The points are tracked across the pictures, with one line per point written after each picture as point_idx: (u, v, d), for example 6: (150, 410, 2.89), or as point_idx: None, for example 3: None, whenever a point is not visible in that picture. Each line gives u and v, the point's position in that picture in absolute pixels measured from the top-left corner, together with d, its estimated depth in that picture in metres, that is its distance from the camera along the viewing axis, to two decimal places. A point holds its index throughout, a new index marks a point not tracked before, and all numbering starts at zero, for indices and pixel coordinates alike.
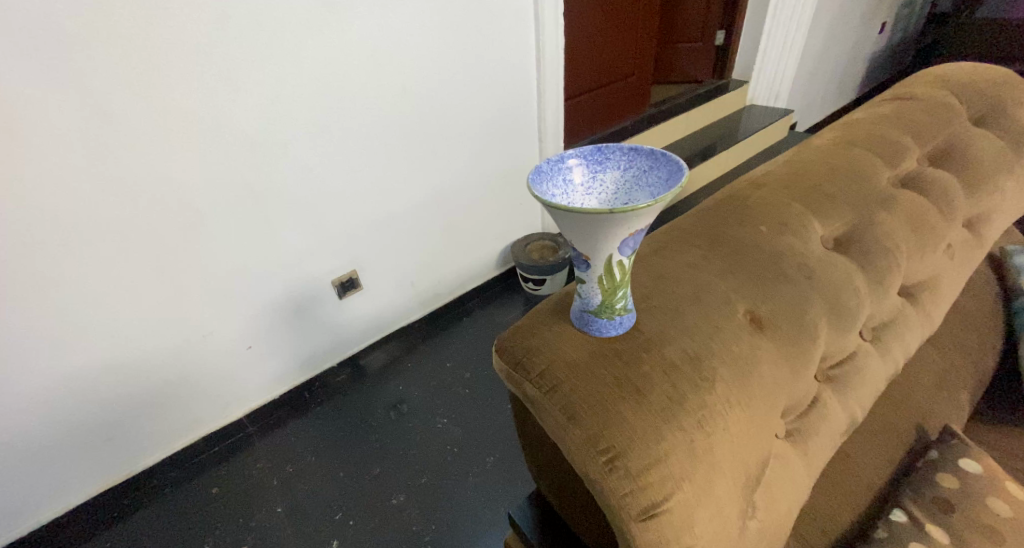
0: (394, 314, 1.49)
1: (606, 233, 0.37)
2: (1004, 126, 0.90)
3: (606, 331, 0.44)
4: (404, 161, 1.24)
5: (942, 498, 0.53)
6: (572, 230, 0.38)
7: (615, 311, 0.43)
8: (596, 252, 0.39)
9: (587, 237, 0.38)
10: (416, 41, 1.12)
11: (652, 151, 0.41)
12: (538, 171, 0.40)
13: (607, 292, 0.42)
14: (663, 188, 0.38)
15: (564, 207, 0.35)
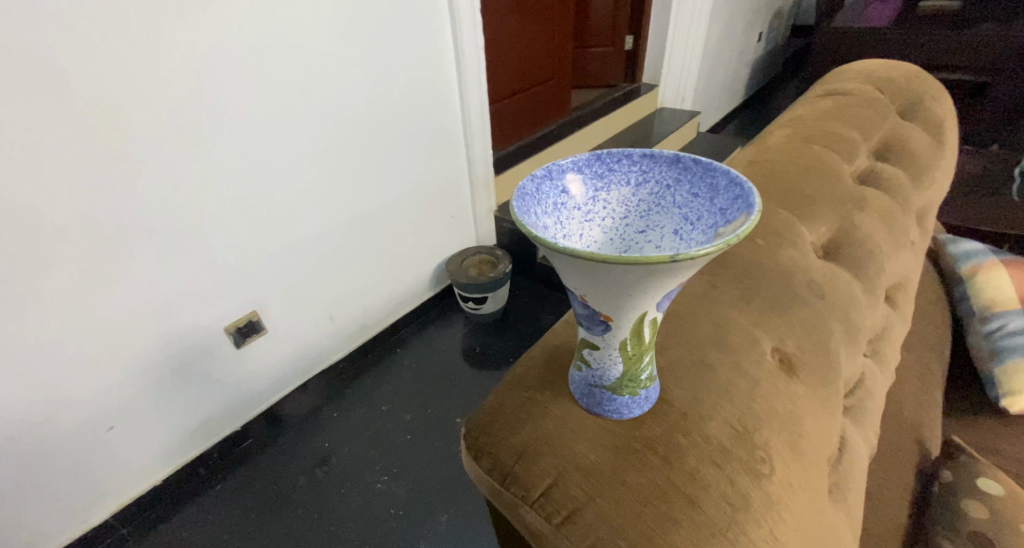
0: (312, 356, 1.25)
1: (647, 286, 0.24)
2: (924, 118, 0.92)
3: (629, 412, 0.31)
4: (308, 178, 1.03)
5: (979, 532, 0.47)
6: (590, 284, 0.25)
7: (641, 384, 0.30)
8: (624, 313, 0.26)
9: (614, 294, 0.25)
10: (312, 34, 0.92)
11: (678, 157, 0.28)
12: (521, 193, 0.27)
13: (629, 360, 0.29)
14: (710, 211, 0.26)
15: (592, 255, 0.21)
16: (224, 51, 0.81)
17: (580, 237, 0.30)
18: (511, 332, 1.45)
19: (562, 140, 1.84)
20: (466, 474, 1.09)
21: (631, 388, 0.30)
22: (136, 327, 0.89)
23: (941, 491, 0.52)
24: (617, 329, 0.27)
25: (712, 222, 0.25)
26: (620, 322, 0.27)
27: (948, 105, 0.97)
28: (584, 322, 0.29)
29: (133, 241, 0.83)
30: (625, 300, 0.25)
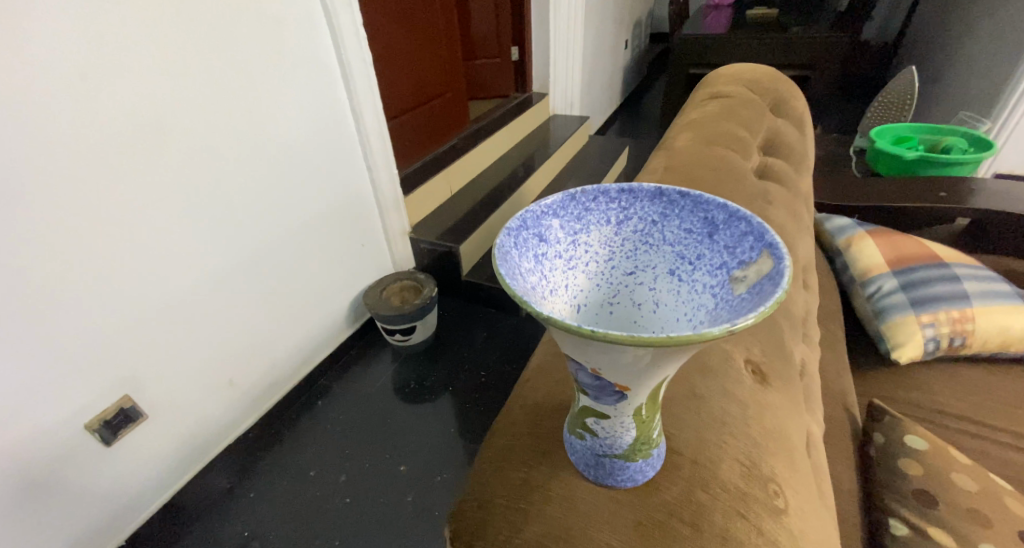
0: (214, 431, 1.06)
1: (676, 354, 0.21)
2: (790, 113, 1.04)
3: (643, 477, 0.28)
4: (177, 226, 0.86)
5: (921, 489, 0.51)
6: (607, 360, 0.21)
7: (652, 444, 0.27)
8: (643, 381, 0.23)
9: (636, 367, 0.21)
10: (160, 55, 0.77)
11: (660, 190, 0.27)
12: (502, 252, 0.22)
13: (643, 423, 0.26)
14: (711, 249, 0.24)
15: (623, 337, 0.17)
16: (35, 79, 0.64)
17: (566, 287, 0.27)
18: (444, 359, 1.37)
19: (465, 154, 1.79)
20: (421, 528, 0.99)
21: (643, 448, 0.27)
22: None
23: (879, 454, 0.57)
24: (632, 397, 0.24)
25: (717, 262, 0.24)
26: (637, 391, 0.24)
27: (804, 100, 1.10)
28: (590, 392, 0.25)
29: None
30: (646, 371, 0.22)
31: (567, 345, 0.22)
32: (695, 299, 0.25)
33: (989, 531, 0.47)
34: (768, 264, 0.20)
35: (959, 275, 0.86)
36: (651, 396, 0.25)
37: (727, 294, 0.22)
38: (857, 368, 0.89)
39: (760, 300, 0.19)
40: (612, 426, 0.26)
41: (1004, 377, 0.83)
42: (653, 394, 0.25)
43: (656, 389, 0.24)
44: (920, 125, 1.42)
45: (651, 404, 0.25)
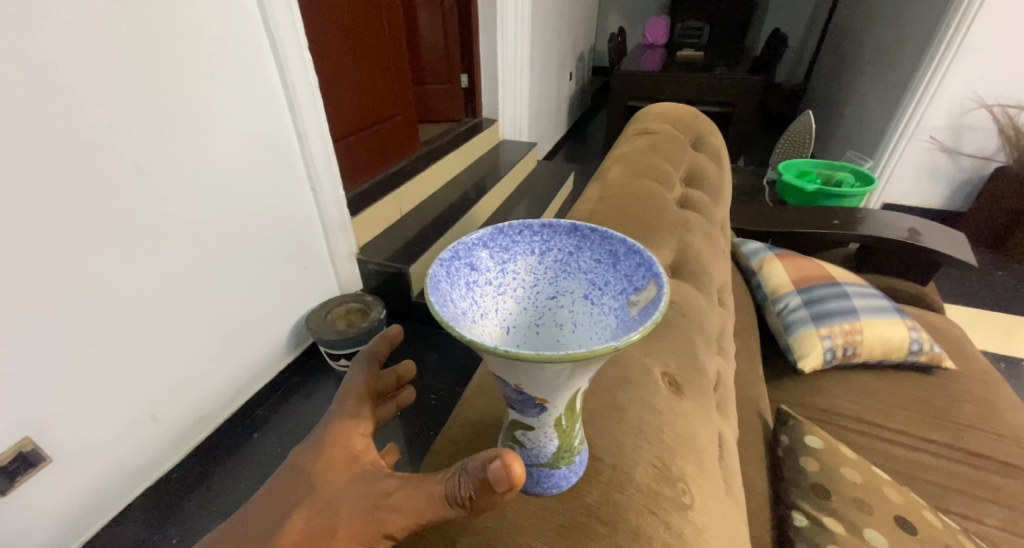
0: (135, 470, 0.98)
1: (582, 369, 0.24)
2: (710, 147, 1.16)
3: (567, 482, 0.31)
4: (96, 250, 0.82)
5: (818, 483, 0.58)
6: (525, 377, 0.25)
7: (574, 451, 0.31)
8: (559, 393, 0.26)
9: (550, 382, 0.25)
10: (85, 75, 0.74)
11: (574, 226, 0.31)
12: (434, 282, 0.25)
13: (565, 433, 0.29)
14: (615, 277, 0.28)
15: (532, 355, 0.21)
16: None
17: (496, 311, 0.30)
18: None
19: (414, 177, 1.80)
20: None
21: (566, 455, 0.30)
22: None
23: (785, 454, 0.64)
24: (552, 408, 0.27)
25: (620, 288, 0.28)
26: (554, 403, 0.27)
27: (721, 136, 1.23)
28: (515, 405, 0.28)
29: None
30: (559, 385, 0.25)
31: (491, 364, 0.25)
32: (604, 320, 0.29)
33: (870, 516, 0.54)
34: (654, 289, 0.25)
35: (849, 293, 0.99)
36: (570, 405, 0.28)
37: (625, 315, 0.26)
38: (771, 377, 0.99)
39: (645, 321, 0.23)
40: (539, 437, 0.29)
41: (888, 382, 0.96)
42: (572, 402, 0.28)
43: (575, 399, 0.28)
44: (823, 160, 1.61)
45: (571, 413, 0.29)
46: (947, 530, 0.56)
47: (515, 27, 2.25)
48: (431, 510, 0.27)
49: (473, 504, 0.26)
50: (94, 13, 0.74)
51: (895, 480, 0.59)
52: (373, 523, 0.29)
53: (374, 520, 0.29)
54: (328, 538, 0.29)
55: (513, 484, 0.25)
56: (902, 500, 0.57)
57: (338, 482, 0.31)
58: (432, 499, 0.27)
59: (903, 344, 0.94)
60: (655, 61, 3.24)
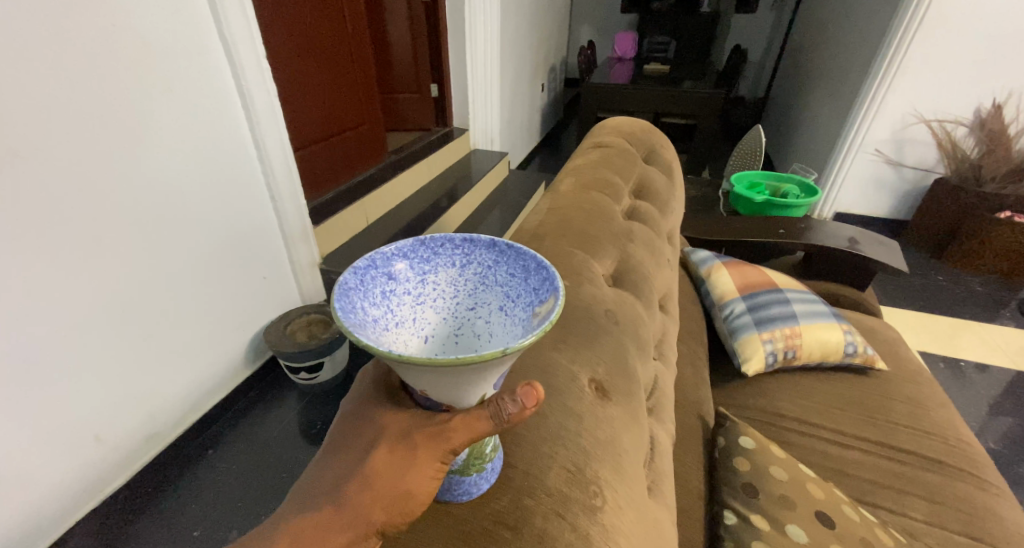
0: (75, 494, 0.94)
1: (484, 376, 0.26)
2: (662, 159, 1.20)
3: (479, 489, 0.32)
4: (33, 266, 0.79)
5: (748, 482, 0.61)
6: (434, 382, 0.26)
7: (485, 459, 0.31)
8: (467, 400, 0.28)
9: (456, 387, 0.26)
10: (19, 84, 0.72)
11: (494, 242, 0.32)
12: (342, 291, 0.26)
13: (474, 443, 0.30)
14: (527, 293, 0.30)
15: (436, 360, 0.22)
16: None
17: (413, 321, 0.32)
18: None
19: (380, 186, 1.79)
20: None
21: (479, 465, 0.31)
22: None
23: (721, 455, 0.67)
24: None
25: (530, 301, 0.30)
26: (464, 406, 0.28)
27: (674, 149, 1.27)
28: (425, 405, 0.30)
29: None
30: (466, 388, 0.26)
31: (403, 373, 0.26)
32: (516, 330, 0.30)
33: (793, 512, 0.57)
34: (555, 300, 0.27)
35: (790, 299, 1.04)
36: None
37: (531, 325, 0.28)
38: (719, 381, 1.03)
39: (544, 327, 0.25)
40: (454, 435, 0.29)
41: (827, 383, 1.01)
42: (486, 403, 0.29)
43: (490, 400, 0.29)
44: (773, 172, 1.69)
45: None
46: (865, 523, 0.59)
47: (483, 39, 2.27)
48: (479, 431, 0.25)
49: (514, 418, 0.25)
50: (29, 23, 0.72)
51: (819, 477, 0.63)
52: (435, 445, 0.26)
53: (433, 444, 0.26)
54: (410, 462, 0.26)
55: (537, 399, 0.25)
56: (824, 496, 0.60)
57: (399, 411, 0.28)
58: (473, 419, 0.25)
59: (839, 347, 0.99)
60: (622, 74, 3.32)
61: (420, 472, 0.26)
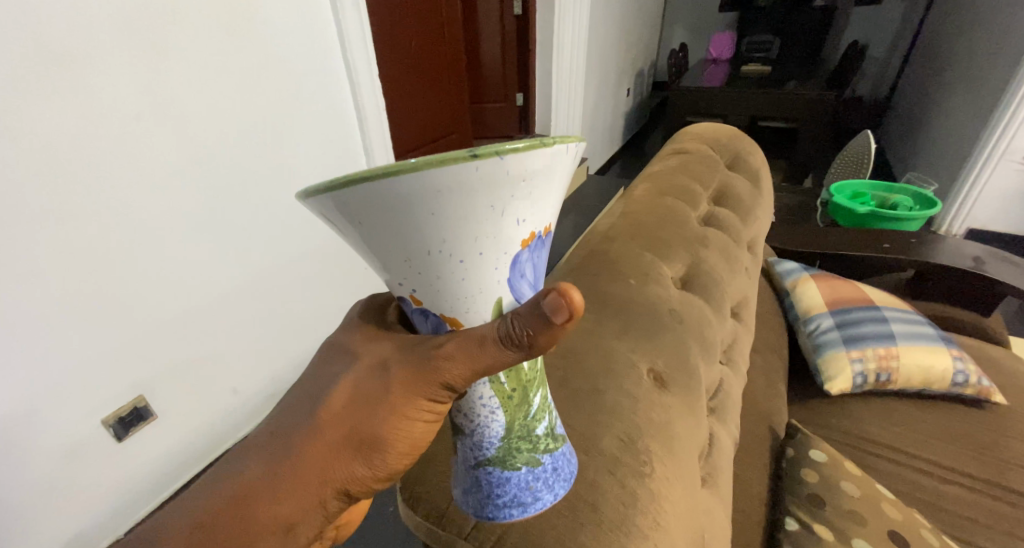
0: (215, 436, 1.15)
1: (465, 216, 0.27)
2: (748, 165, 1.16)
3: (532, 501, 0.34)
4: (202, 248, 0.98)
5: (815, 493, 0.60)
6: (417, 228, 0.27)
7: (536, 449, 0.35)
8: (450, 261, 0.29)
9: (436, 234, 0.28)
10: (202, 104, 0.91)
11: None
12: None
13: (513, 423, 0.34)
14: (571, 175, 0.33)
15: (403, 166, 0.23)
16: (90, 124, 0.77)
17: None
18: None
19: None
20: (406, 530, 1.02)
21: (527, 458, 0.34)
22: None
23: (789, 465, 0.66)
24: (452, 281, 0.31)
25: (569, 171, 0.32)
26: (466, 277, 0.31)
27: (762, 155, 1.22)
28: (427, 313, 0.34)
29: None
30: (448, 239, 0.28)
31: (397, 231, 0.28)
32: (551, 207, 0.32)
33: (862, 527, 0.56)
34: (567, 147, 0.28)
35: (887, 318, 0.97)
36: (522, 396, 0.34)
37: (550, 181, 0.29)
38: (797, 397, 0.99)
39: (546, 157, 0.26)
40: (480, 404, 0.33)
41: (927, 411, 0.92)
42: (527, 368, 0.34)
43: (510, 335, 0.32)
44: (879, 181, 1.55)
45: (530, 408, 0.34)
46: None
47: (571, 48, 2.33)
48: (500, 361, 0.29)
49: (537, 342, 0.26)
50: (212, 57, 0.90)
51: (897, 499, 0.60)
52: (420, 399, 0.31)
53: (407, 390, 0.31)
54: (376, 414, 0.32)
55: (574, 317, 0.25)
56: (901, 518, 0.58)
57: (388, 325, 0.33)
58: (492, 352, 0.28)
59: (946, 375, 0.90)
60: (716, 77, 3.18)
61: (389, 420, 0.32)
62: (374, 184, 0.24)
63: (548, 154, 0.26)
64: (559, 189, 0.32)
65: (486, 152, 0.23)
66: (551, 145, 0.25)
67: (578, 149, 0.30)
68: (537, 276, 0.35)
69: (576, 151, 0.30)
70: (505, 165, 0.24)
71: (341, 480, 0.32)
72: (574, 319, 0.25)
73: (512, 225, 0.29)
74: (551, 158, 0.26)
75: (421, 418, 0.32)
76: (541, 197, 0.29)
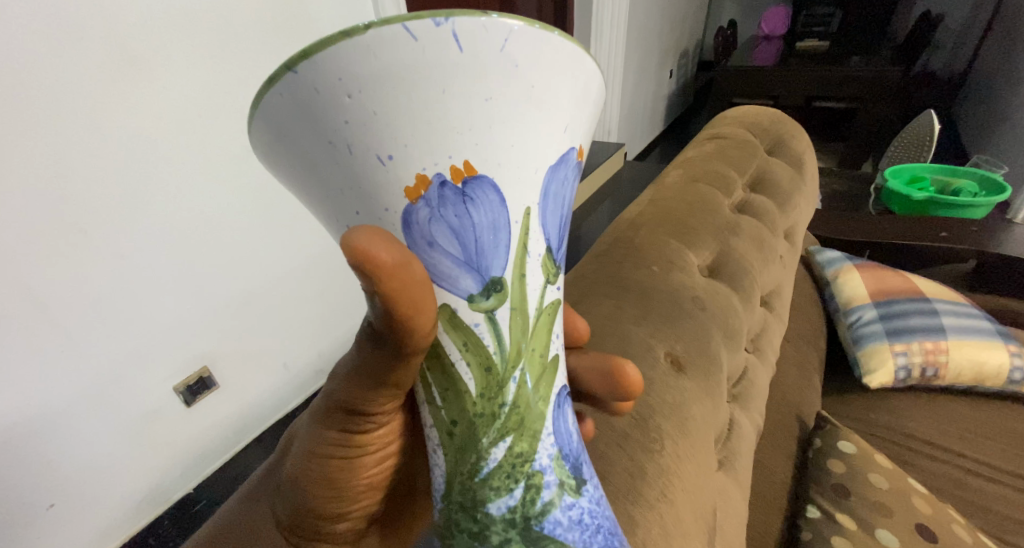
0: (267, 407, 1.24)
1: (330, 163, 0.24)
2: (788, 151, 1.12)
3: None
4: (256, 234, 1.06)
5: (840, 483, 0.60)
6: (316, 196, 0.27)
7: (481, 545, 0.28)
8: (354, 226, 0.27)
9: (327, 194, 0.26)
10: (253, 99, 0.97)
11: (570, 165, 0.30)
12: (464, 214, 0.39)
13: (452, 489, 0.30)
14: (480, 82, 0.22)
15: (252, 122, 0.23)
16: (159, 122, 0.85)
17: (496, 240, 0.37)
18: None
19: None
20: None
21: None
22: (63, 399, 0.86)
23: (815, 454, 0.66)
24: None
25: (475, 85, 0.22)
26: None
27: (808, 140, 1.17)
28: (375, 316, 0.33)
29: (67, 308, 0.82)
30: (337, 199, 0.26)
31: (300, 191, 0.28)
32: (444, 141, 0.23)
33: (887, 519, 0.55)
34: (406, 36, 0.19)
35: (938, 310, 0.92)
36: (462, 459, 0.29)
37: (411, 95, 0.21)
38: (834, 390, 0.96)
39: (353, 57, 0.19)
40: (432, 455, 0.31)
41: (978, 410, 0.88)
42: (471, 426, 0.29)
43: (443, 378, 0.29)
44: (941, 166, 1.45)
45: (476, 481, 0.29)
46: None
47: (610, 32, 2.27)
48: (388, 359, 0.26)
49: (391, 325, 0.23)
50: (264, 54, 0.96)
51: (930, 493, 0.59)
52: (335, 431, 0.31)
53: (316, 423, 0.32)
54: (300, 448, 0.33)
55: (382, 267, 0.20)
56: (931, 512, 0.57)
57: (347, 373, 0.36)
58: (376, 360, 0.26)
59: (1001, 372, 0.86)
60: (767, 56, 3.01)
61: (306, 455, 0.32)
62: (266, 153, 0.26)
63: (363, 50, 0.19)
64: (452, 109, 0.22)
65: (277, 74, 0.20)
66: (352, 36, 0.18)
67: (452, 28, 0.19)
68: (478, 249, 0.26)
69: (455, 43, 0.20)
70: (308, 79, 0.20)
71: (287, 516, 0.34)
72: (388, 268, 0.20)
73: (377, 169, 0.24)
74: (371, 57, 0.19)
75: (336, 450, 0.31)
76: (412, 126, 0.22)
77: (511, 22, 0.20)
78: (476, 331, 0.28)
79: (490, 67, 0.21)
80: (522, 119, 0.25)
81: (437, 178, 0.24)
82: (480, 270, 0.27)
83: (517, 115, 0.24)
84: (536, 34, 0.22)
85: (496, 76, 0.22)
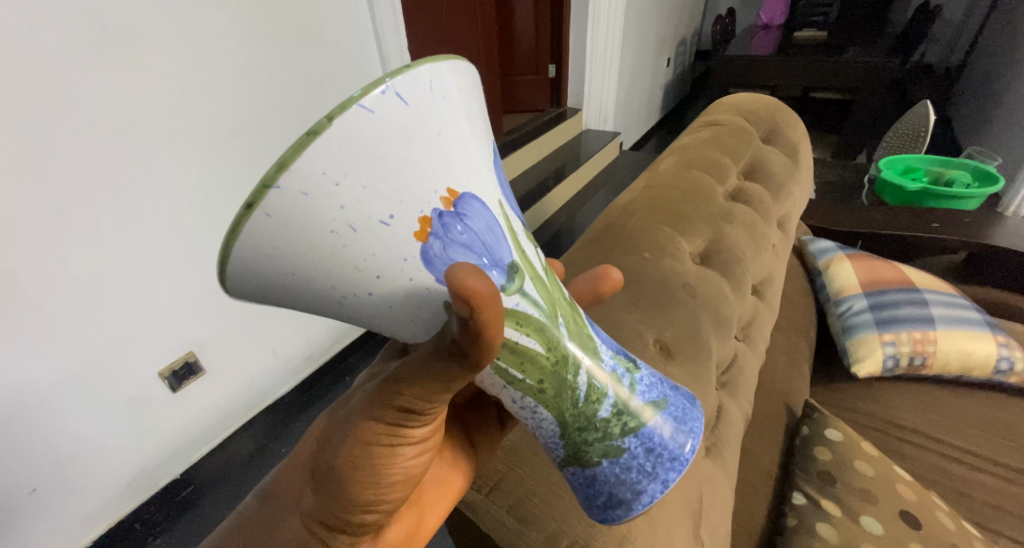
0: (255, 393, 1.23)
1: (328, 250, 0.24)
2: (784, 139, 1.10)
3: (642, 487, 0.37)
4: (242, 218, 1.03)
5: (826, 470, 0.60)
6: (310, 293, 0.27)
7: (614, 439, 0.37)
8: (365, 296, 0.27)
9: (330, 282, 0.26)
10: (239, 78, 0.93)
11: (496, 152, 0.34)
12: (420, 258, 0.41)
13: (568, 422, 0.36)
14: (429, 122, 0.24)
15: (223, 260, 0.22)
16: (139, 100, 0.81)
17: None
18: None
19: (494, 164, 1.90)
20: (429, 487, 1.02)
21: (602, 449, 0.37)
22: (44, 384, 0.84)
23: (803, 441, 0.66)
24: (379, 314, 0.29)
25: (427, 128, 0.24)
26: (393, 302, 0.28)
27: (803, 127, 1.16)
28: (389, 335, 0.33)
29: (46, 292, 0.80)
30: (342, 282, 0.26)
31: (292, 299, 0.28)
32: (427, 182, 0.25)
33: (872, 506, 0.56)
34: (364, 112, 0.20)
35: (928, 300, 0.92)
36: (561, 398, 0.35)
37: (385, 158, 0.22)
38: (822, 378, 0.96)
39: (323, 152, 0.20)
40: (527, 415, 0.36)
41: (963, 399, 0.89)
42: (554, 373, 0.34)
43: (512, 356, 0.32)
44: (936, 156, 1.44)
45: (580, 404, 0.35)
46: (961, 534, 0.55)
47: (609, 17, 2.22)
48: (455, 368, 0.26)
49: (476, 345, 0.24)
50: (250, 31, 0.92)
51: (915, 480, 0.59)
52: (381, 426, 0.31)
53: (360, 418, 0.31)
54: (338, 443, 0.32)
55: (481, 296, 0.21)
56: (916, 499, 0.57)
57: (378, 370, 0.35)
58: (445, 366, 0.26)
59: (988, 361, 0.86)
60: (766, 45, 2.97)
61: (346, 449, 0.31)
62: (253, 285, 0.25)
63: (333, 142, 0.20)
64: (424, 154, 0.24)
65: (256, 199, 0.20)
66: (319, 133, 0.20)
67: (392, 90, 0.21)
68: (489, 247, 0.29)
69: (399, 101, 0.22)
70: (292, 188, 0.20)
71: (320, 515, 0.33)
72: (486, 299, 0.21)
73: (383, 233, 0.25)
74: (345, 142, 0.20)
75: (382, 444, 0.31)
76: (392, 184, 0.24)
77: (426, 64, 0.23)
78: (519, 309, 0.31)
79: (430, 110, 0.24)
80: (466, 136, 0.27)
81: (435, 213, 0.26)
82: (499, 263, 0.29)
83: (458, 136, 0.26)
84: (443, 65, 0.24)
85: (436, 112, 0.24)
